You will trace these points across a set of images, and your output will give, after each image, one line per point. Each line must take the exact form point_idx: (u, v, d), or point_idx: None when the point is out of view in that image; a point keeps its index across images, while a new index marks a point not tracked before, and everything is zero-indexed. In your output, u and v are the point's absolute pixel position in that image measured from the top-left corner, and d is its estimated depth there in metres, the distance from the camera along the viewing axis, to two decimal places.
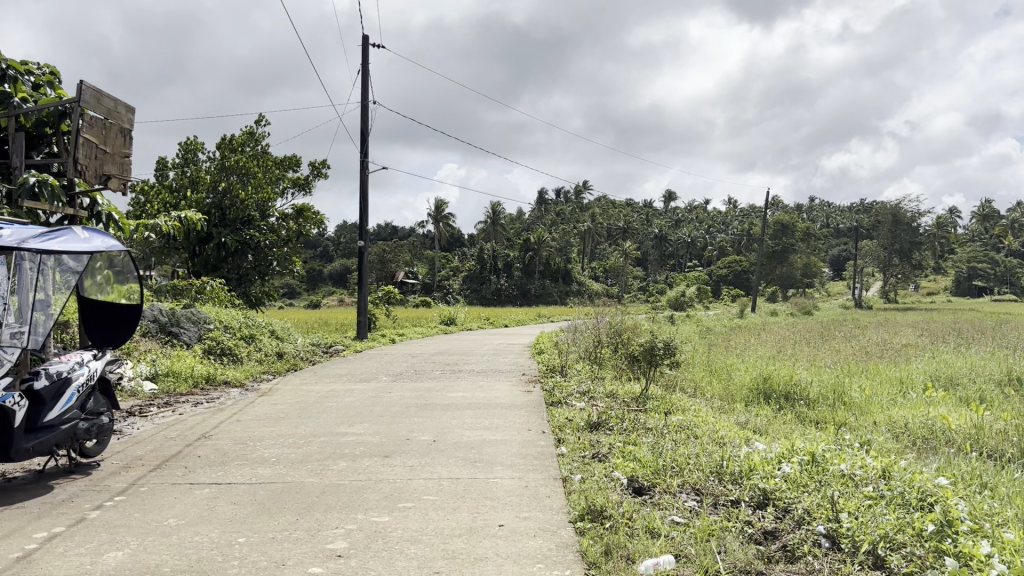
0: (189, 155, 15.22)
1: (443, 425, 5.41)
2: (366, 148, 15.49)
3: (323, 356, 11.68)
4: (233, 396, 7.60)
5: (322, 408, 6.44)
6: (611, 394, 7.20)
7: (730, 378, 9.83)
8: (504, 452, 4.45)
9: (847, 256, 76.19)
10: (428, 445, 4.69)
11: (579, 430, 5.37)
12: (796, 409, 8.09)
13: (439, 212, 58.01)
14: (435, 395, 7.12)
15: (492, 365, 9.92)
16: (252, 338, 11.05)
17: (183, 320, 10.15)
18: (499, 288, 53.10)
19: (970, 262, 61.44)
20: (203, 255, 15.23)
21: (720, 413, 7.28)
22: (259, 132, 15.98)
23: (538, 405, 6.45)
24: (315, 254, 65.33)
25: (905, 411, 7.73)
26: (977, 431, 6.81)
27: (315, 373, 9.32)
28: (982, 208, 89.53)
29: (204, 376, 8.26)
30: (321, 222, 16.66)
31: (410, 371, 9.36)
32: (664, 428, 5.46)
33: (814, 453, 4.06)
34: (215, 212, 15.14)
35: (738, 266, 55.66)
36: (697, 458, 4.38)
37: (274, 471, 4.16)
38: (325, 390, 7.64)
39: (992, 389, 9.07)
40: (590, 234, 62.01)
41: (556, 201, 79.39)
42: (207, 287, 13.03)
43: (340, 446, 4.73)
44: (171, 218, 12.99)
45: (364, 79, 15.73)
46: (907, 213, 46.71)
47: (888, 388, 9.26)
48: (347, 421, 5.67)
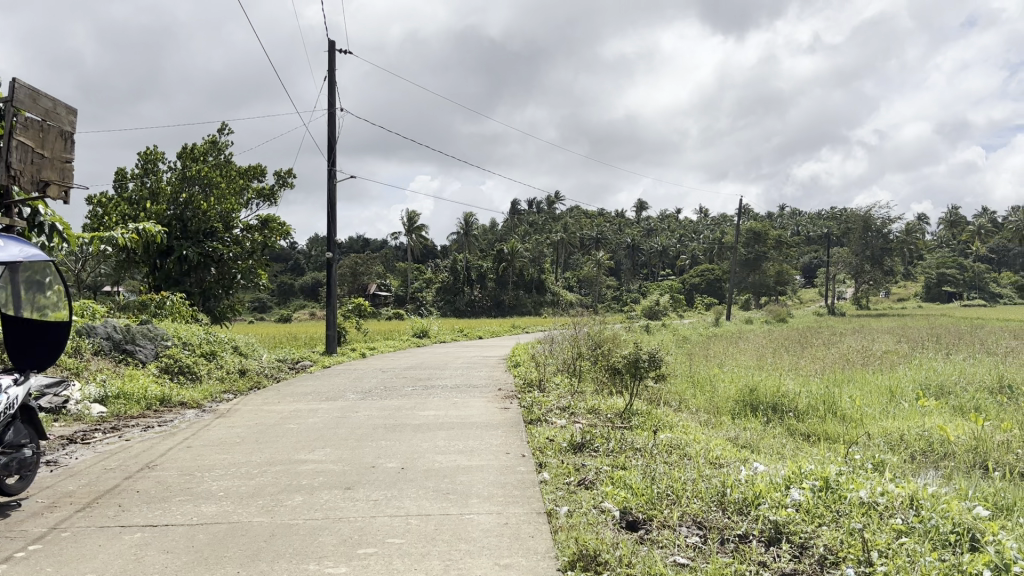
0: (148, 165, 14.63)
1: (412, 449, 4.94)
2: (334, 157, 15.01)
3: (289, 373, 11.15)
4: (188, 418, 7.05)
5: (281, 432, 5.93)
6: (594, 410, 6.77)
7: (714, 389, 9.45)
8: (480, 481, 3.99)
9: (818, 263, 76.57)
10: (396, 473, 4.23)
11: (561, 452, 4.92)
12: (786, 423, 7.73)
13: (411, 223, 57.51)
14: (406, 414, 6.65)
15: (466, 380, 9.44)
16: (213, 355, 10.50)
17: (137, 338, 9.58)
18: (473, 299, 52.67)
19: (940, 268, 61.89)
20: (163, 268, 14.61)
21: (709, 428, 6.88)
22: (222, 141, 15.43)
23: (516, 424, 5.99)
24: (285, 267, 64.49)
25: (900, 423, 7.39)
26: (978, 445, 6.49)
27: (279, 392, 8.80)
28: (949, 216, 90.59)
29: (158, 397, 7.70)
30: (287, 234, 16.12)
31: (379, 387, 8.87)
32: (654, 448, 5.03)
33: (826, 477, 3.65)
34: (176, 223, 14.52)
35: (711, 274, 55.63)
36: (693, 485, 3.93)
37: (220, 508, 3.66)
38: (288, 411, 7.12)
39: (986, 398, 8.77)
40: (564, 244, 61.75)
41: (529, 211, 79.27)
42: (168, 302, 12.46)
43: (295, 477, 4.24)
44: (128, 231, 12.41)
45: (332, 85, 15.25)
46: (878, 220, 46.88)
47: (879, 398, 8.93)
48: (307, 447, 5.18)
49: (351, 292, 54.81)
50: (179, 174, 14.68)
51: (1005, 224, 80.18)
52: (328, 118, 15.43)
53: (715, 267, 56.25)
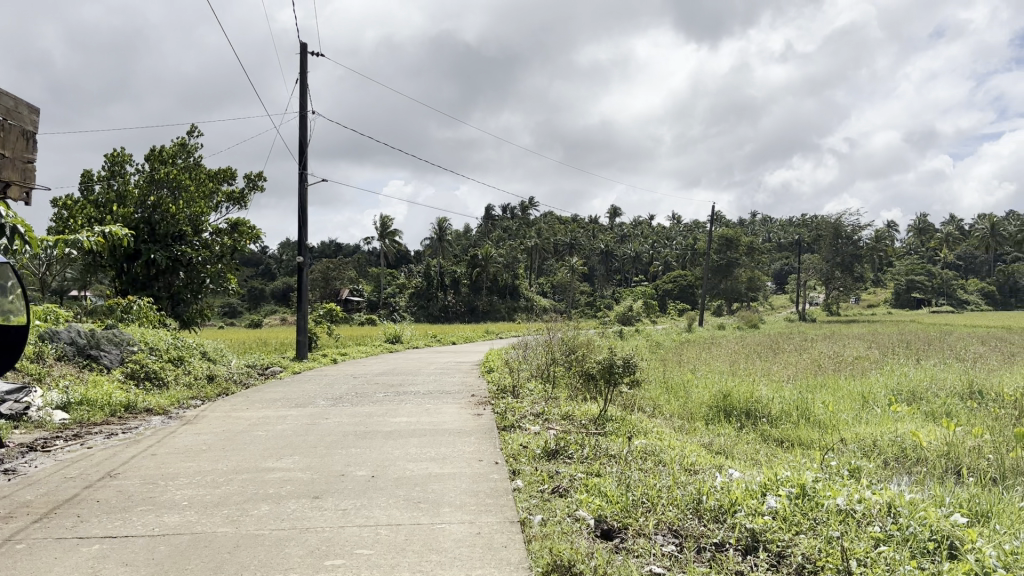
0: (116, 167, 14.39)
1: (383, 457, 4.84)
2: (306, 160, 14.86)
3: (258, 379, 10.99)
4: (153, 425, 6.90)
5: (248, 439, 5.81)
6: (568, 416, 6.71)
7: (688, 395, 9.43)
8: (452, 489, 3.91)
9: (789, 269, 77.23)
10: (367, 481, 4.14)
11: (535, 459, 4.85)
12: (759, 428, 7.73)
13: (385, 229, 57.28)
14: (377, 421, 6.54)
15: (439, 386, 9.33)
16: (181, 361, 10.32)
17: (103, 343, 9.40)
18: (446, 304, 52.53)
19: (909, 275, 62.62)
20: (131, 272, 14.37)
21: (683, 434, 6.85)
22: (192, 144, 15.23)
23: (489, 430, 5.91)
24: (256, 273, 63.95)
25: (874, 429, 7.39)
26: (951, 451, 6.49)
27: (248, 398, 8.65)
28: (918, 224, 91.80)
29: (123, 403, 7.54)
30: (257, 238, 15.93)
31: (350, 393, 8.75)
32: (628, 454, 4.97)
33: (803, 483, 3.60)
34: (144, 227, 14.30)
35: (684, 281, 55.91)
36: (668, 492, 3.87)
37: (183, 517, 3.54)
38: (256, 418, 6.99)
39: (957, 403, 8.82)
40: (537, 250, 61.74)
41: (502, 217, 79.26)
42: (135, 306, 12.25)
43: (262, 486, 4.14)
44: (94, 234, 12.18)
45: (304, 88, 15.11)
46: (847, 226, 47.37)
47: (852, 404, 8.96)
48: (275, 454, 5.06)
49: (323, 297, 54.46)
50: (147, 176, 14.47)
51: (972, 232, 81.28)
52: (300, 121, 15.29)
53: (688, 274, 56.50)
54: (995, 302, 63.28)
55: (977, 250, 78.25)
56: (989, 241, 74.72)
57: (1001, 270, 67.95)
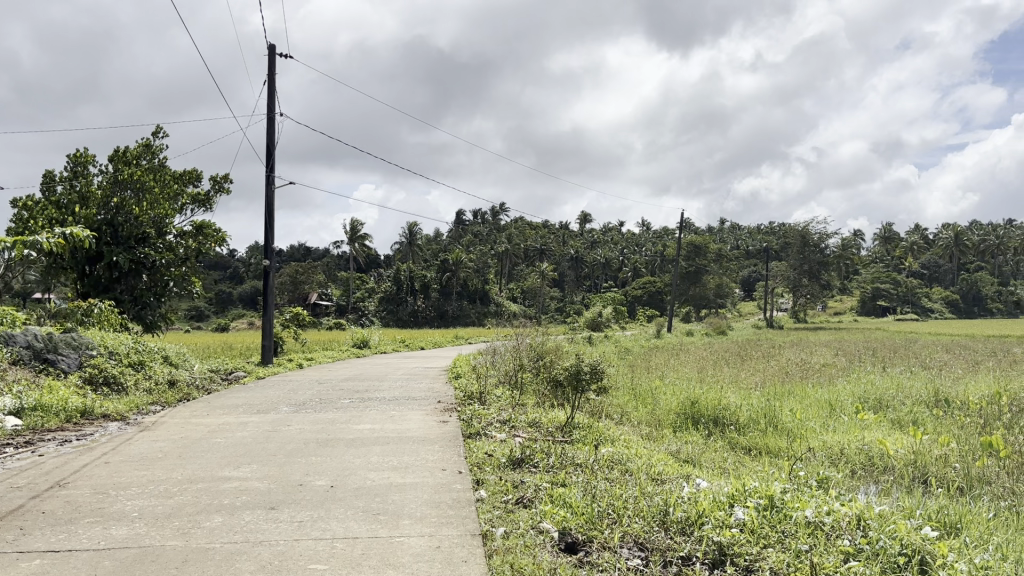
0: (78, 167, 14.09)
1: (343, 466, 4.71)
2: (273, 162, 14.67)
3: (221, 384, 10.79)
4: (110, 431, 6.71)
5: (206, 447, 5.65)
6: (535, 423, 6.61)
7: (656, 401, 9.39)
8: (413, 501, 3.80)
9: (757, 276, 77.88)
10: (325, 492, 4.01)
11: (499, 468, 4.75)
12: (727, 436, 7.70)
13: (354, 233, 56.93)
14: (340, 428, 6.40)
15: (405, 392, 9.21)
16: (141, 366, 10.09)
17: (60, 346, 9.16)
18: (416, 309, 52.30)
19: (875, 283, 63.39)
20: (93, 275, 14.02)
21: (650, 442, 6.80)
22: (156, 144, 14.97)
23: (454, 438, 5.80)
24: (224, 276, 63.27)
25: (840, 438, 7.39)
26: (917, 460, 6.50)
27: (209, 404, 8.46)
28: (884, 232, 93.03)
29: (79, 409, 7.33)
30: (223, 240, 15.69)
31: (315, 400, 8.58)
32: (595, 463, 4.89)
33: (771, 495, 3.54)
34: (106, 228, 13.95)
35: (653, 287, 56.15)
36: (634, 503, 3.79)
37: (131, 530, 3.40)
38: (216, 425, 6.82)
39: (923, 411, 8.87)
40: (508, 255, 61.67)
41: (473, 222, 79.15)
42: (95, 309, 11.98)
43: (217, 496, 4.00)
44: (54, 235, 11.90)
45: (272, 90, 14.91)
46: (815, 234, 47.86)
47: (819, 411, 8.97)
48: (232, 463, 4.92)
49: (292, 301, 53.98)
50: (110, 177, 14.17)
51: (937, 241, 82.47)
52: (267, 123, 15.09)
53: (657, 280, 56.72)
54: (959, 310, 64.22)
55: (941, 259, 79.40)
56: (953, 251, 75.86)
57: (965, 278, 69.00)
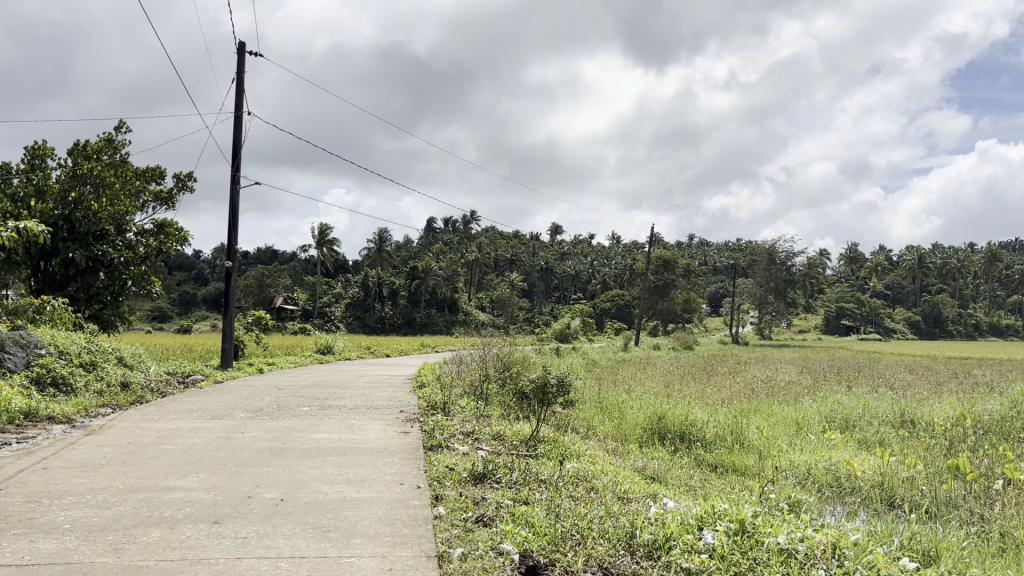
0: (36, 161, 13.70)
1: (296, 478, 4.49)
2: (239, 162, 14.39)
3: (177, 388, 10.46)
4: (53, 435, 6.40)
5: (153, 453, 5.39)
6: (499, 436, 6.43)
7: (623, 415, 9.24)
8: (366, 518, 3.60)
9: (724, 292, 78.41)
10: (274, 506, 3.79)
11: (460, 483, 4.56)
12: (693, 453, 7.58)
13: (323, 237, 56.43)
14: (296, 437, 6.17)
15: (367, 400, 8.97)
16: (93, 367, 9.75)
17: (8, 344, 8.81)
18: (383, 315, 51.94)
19: (840, 302, 64.04)
20: (48, 271, 13.60)
21: (615, 457, 6.64)
22: (119, 140, 14.61)
23: (415, 450, 5.59)
24: (189, 277, 62.38)
25: (807, 457, 7.30)
26: (884, 482, 6.41)
27: (162, 408, 8.17)
28: (849, 252, 94.19)
29: (23, 410, 7.00)
30: (184, 240, 15.33)
31: (272, 406, 8.32)
32: (559, 479, 4.72)
33: (741, 518, 3.38)
34: (63, 224, 13.52)
35: (621, 300, 56.30)
36: (599, 524, 3.62)
37: (60, 544, 3.15)
38: (167, 430, 6.55)
39: (889, 432, 8.82)
40: (477, 264, 61.44)
41: (443, 230, 78.90)
42: (48, 307, 11.61)
43: (158, 508, 3.76)
44: (8, 229, 11.50)
45: (240, 89, 14.63)
46: (782, 252, 48.26)
47: (785, 430, 8.89)
48: (178, 472, 4.67)
49: (257, 305, 53.38)
50: (69, 172, 13.79)
51: (900, 262, 83.62)
52: (234, 122, 14.80)
53: (625, 294, 56.81)
54: (921, 331, 65.05)
55: (904, 280, 80.48)
56: (916, 272, 76.95)
57: (927, 300, 69.97)
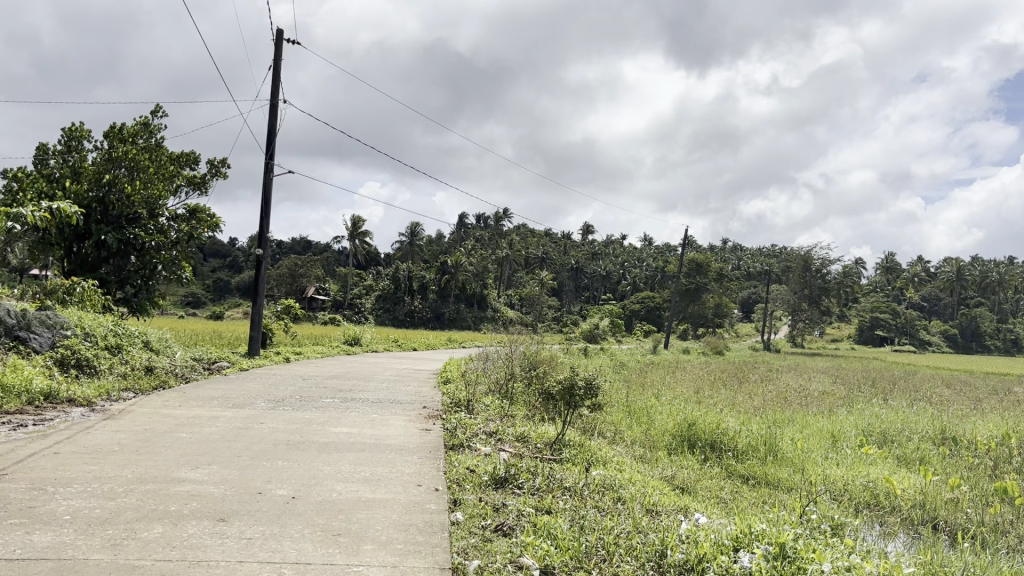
0: (72, 142, 13.70)
1: (310, 475, 4.31)
2: (272, 149, 14.31)
3: (202, 374, 10.37)
4: (71, 418, 6.29)
5: (169, 442, 5.24)
6: (523, 438, 6.21)
7: (651, 420, 8.99)
8: (379, 522, 3.40)
9: (756, 298, 77.52)
10: (284, 505, 3.61)
11: (481, 487, 4.36)
12: (724, 463, 7.33)
13: (355, 229, 56.51)
14: (315, 431, 5.99)
15: (391, 395, 8.79)
16: (118, 350, 9.67)
17: (33, 324, 8.75)
18: (413, 309, 51.95)
19: (875, 312, 62.92)
20: (81, 253, 13.63)
21: (644, 464, 6.41)
22: (154, 124, 14.59)
23: (435, 449, 5.40)
24: (223, 265, 62.88)
25: (844, 472, 7.01)
26: (925, 503, 6.12)
27: (184, 394, 8.06)
28: (886, 262, 92.71)
29: (42, 392, 6.88)
30: (215, 227, 15.31)
31: (294, 397, 8.17)
32: (585, 488, 4.51)
33: (781, 541, 3.15)
34: (96, 206, 13.50)
35: (651, 302, 55.83)
36: (627, 540, 3.41)
37: (56, 537, 2.98)
38: (186, 418, 6.41)
39: (930, 449, 8.49)
40: (508, 261, 61.21)
41: (475, 226, 78.83)
42: (77, 288, 11.58)
43: (164, 502, 3.59)
44: (41, 210, 11.48)
45: (276, 77, 14.53)
46: (817, 259, 47.43)
47: (820, 442, 8.60)
48: (190, 463, 4.51)
49: (289, 294, 53.62)
50: (104, 154, 13.78)
51: (938, 274, 82.21)
52: (270, 109, 14.72)
53: (656, 296, 56.30)
54: (957, 344, 63.85)
55: (940, 292, 79.11)
56: (955, 285, 75.56)
57: (965, 313, 68.57)
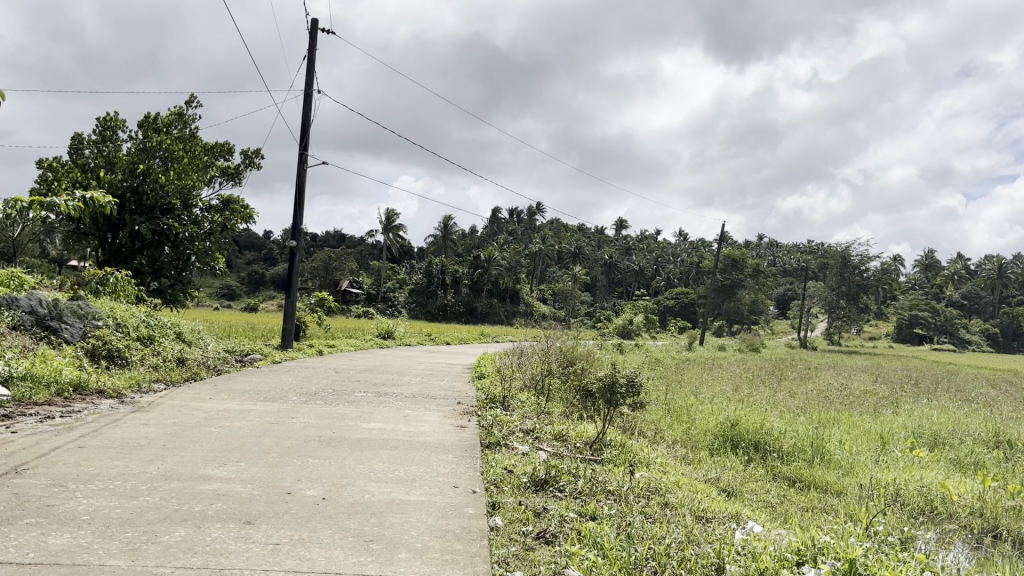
0: (107, 132, 13.66)
1: (341, 474, 4.11)
2: (306, 140, 14.19)
3: (233, 366, 10.24)
4: (100, 410, 6.16)
5: (197, 437, 5.08)
6: (562, 437, 5.97)
7: (692, 420, 8.68)
8: (414, 526, 3.19)
9: (792, 295, 76.52)
10: (314, 507, 3.41)
11: (519, 489, 4.13)
12: (770, 464, 7.05)
13: (389, 223, 56.53)
14: (347, 426, 5.80)
15: (424, 389, 8.59)
16: (149, 341, 9.59)
17: (65, 314, 8.68)
18: (445, 303, 51.91)
19: (913, 310, 61.74)
20: (115, 243, 13.60)
21: (687, 466, 6.14)
22: (189, 115, 14.54)
23: (471, 447, 5.18)
24: (258, 258, 63.32)
25: (896, 476, 6.68)
26: (984, 510, 5.80)
27: (215, 387, 7.93)
28: (925, 259, 91.03)
29: (72, 382, 6.77)
30: (249, 217, 15.23)
31: (326, 391, 8.00)
32: (629, 491, 4.27)
33: (850, 557, 2.89)
34: (130, 196, 13.45)
35: (685, 298, 55.28)
36: (679, 551, 3.18)
37: (72, 540, 2.80)
38: (216, 411, 6.25)
39: (985, 452, 8.12)
40: (542, 256, 60.94)
41: (509, 220, 78.63)
42: (110, 278, 11.51)
43: (188, 502, 3.41)
44: (75, 199, 11.41)
45: (311, 67, 14.40)
46: (855, 256, 46.57)
47: (869, 444, 8.26)
48: (217, 459, 4.34)
49: (323, 287, 53.83)
50: (139, 145, 13.74)
51: (979, 272, 80.54)
52: (304, 100, 14.61)
53: (690, 292, 55.73)
54: (998, 344, 62.48)
55: (981, 290, 77.51)
56: (996, 283, 73.94)
57: (1007, 312, 67.05)
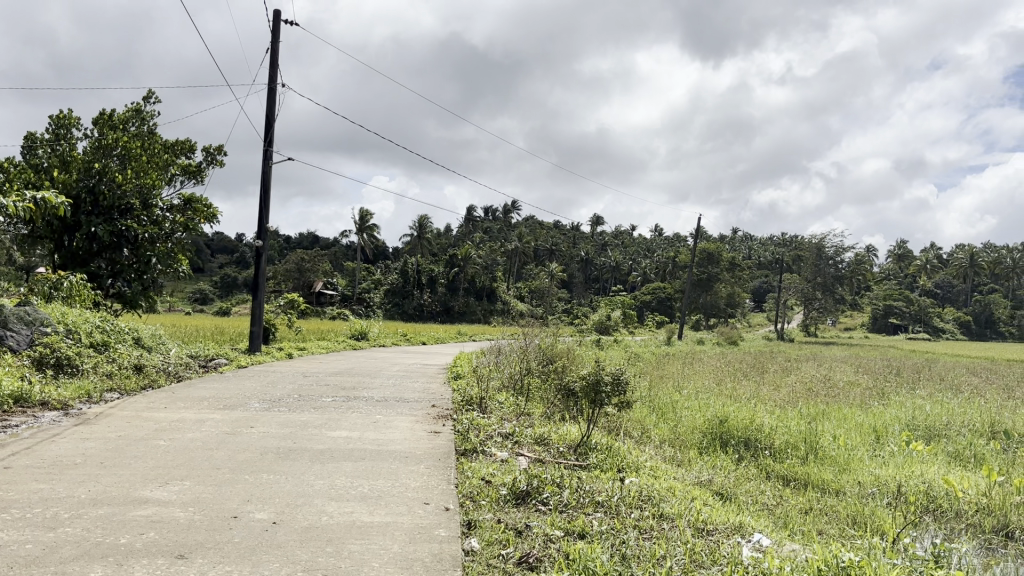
0: (61, 130, 13.08)
1: (297, 492, 3.66)
2: (270, 135, 13.68)
3: (196, 372, 9.74)
4: (40, 423, 5.65)
5: (140, 452, 4.58)
6: (543, 441, 5.54)
7: (679, 417, 8.28)
8: (377, 555, 2.75)
9: (767, 287, 76.70)
10: (261, 535, 2.95)
11: (498, 504, 3.69)
12: (762, 463, 6.66)
13: (363, 223, 55.85)
14: (310, 435, 5.34)
15: (397, 392, 8.13)
16: (104, 347, 9.06)
17: (11, 321, 8.12)
18: (422, 303, 51.33)
19: (888, 299, 62.01)
20: (71, 246, 13.02)
21: (677, 468, 5.75)
22: (147, 111, 13.98)
23: (445, 456, 4.75)
24: (230, 261, 62.35)
25: (895, 472, 6.32)
26: (992, 507, 5.43)
27: (171, 395, 7.41)
28: (897, 249, 91.65)
29: (13, 394, 6.23)
30: (212, 216, 14.69)
31: (291, 396, 7.52)
32: (619, 502, 3.85)
33: None
34: (86, 197, 12.86)
35: (662, 292, 55.17)
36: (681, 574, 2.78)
37: None
38: (168, 423, 5.76)
39: (984, 445, 7.79)
40: (517, 254, 60.55)
41: (484, 219, 78.18)
42: (65, 283, 10.94)
43: (114, 532, 2.95)
44: (26, 200, 10.82)
45: (274, 60, 13.87)
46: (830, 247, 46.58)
47: (863, 438, 7.91)
48: (159, 479, 3.86)
49: (297, 288, 53.09)
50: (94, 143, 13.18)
51: (951, 259, 81.02)
52: (267, 94, 14.09)
53: (667, 286, 55.56)
54: (971, 332, 62.99)
55: (954, 279, 77.95)
56: (968, 271, 74.48)
57: (979, 300, 67.58)
